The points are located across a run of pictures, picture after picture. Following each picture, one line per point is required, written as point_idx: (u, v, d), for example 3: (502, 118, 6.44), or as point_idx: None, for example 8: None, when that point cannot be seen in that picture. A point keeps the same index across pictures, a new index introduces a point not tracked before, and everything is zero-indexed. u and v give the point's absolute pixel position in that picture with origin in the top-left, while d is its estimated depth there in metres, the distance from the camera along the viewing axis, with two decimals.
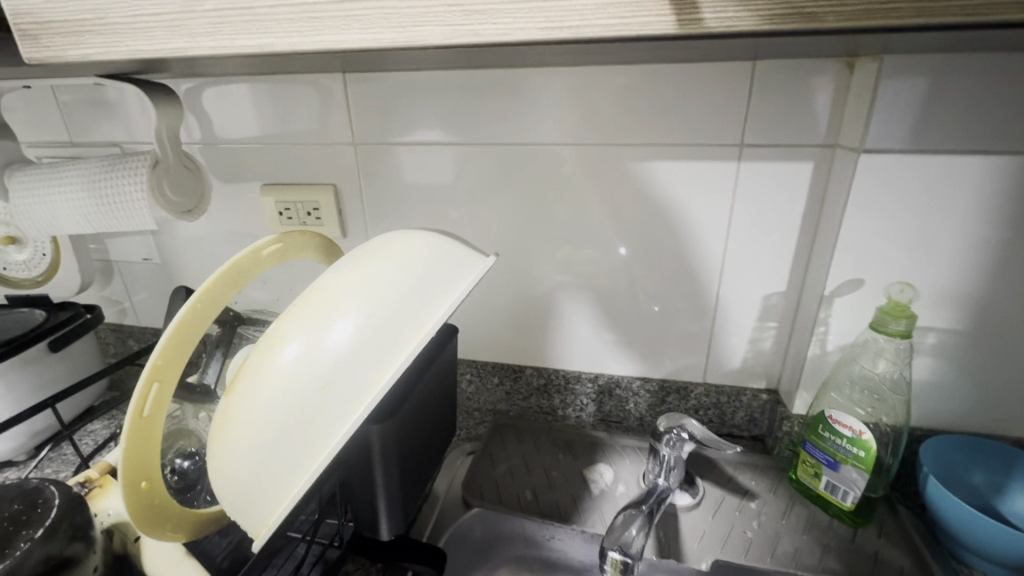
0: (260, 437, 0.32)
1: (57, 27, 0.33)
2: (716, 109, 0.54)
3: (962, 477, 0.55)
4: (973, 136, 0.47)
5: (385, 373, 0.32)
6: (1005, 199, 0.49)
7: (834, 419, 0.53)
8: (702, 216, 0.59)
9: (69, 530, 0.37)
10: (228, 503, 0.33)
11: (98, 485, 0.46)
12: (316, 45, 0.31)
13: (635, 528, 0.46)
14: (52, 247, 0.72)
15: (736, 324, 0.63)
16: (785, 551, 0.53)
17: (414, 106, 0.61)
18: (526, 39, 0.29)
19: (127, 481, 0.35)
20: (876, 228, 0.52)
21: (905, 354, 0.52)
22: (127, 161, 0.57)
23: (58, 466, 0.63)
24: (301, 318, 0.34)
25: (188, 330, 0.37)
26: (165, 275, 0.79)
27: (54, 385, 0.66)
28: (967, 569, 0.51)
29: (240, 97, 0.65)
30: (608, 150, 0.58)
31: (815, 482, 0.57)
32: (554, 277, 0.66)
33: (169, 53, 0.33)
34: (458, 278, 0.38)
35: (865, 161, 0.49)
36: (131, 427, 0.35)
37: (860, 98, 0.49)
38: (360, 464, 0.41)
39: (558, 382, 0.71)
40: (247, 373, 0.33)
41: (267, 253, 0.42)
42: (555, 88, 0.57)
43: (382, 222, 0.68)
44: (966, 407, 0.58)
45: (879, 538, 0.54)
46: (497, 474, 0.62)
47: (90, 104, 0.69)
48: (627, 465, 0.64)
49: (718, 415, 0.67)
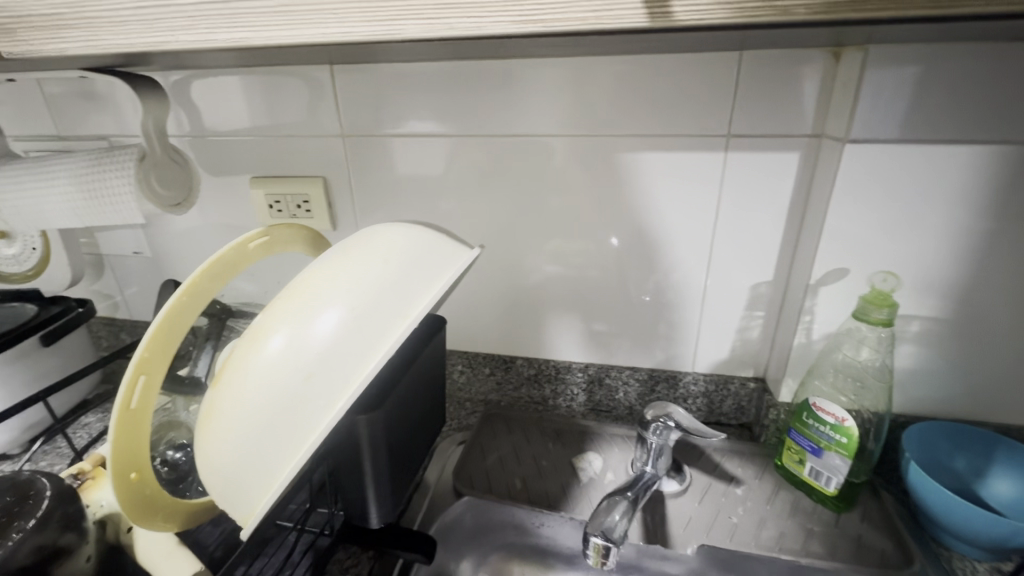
0: (246, 428, 0.32)
1: (35, 20, 0.33)
2: (704, 99, 0.54)
3: (943, 462, 0.56)
4: (958, 126, 0.47)
5: (368, 363, 0.33)
6: (989, 189, 0.49)
7: (817, 406, 0.54)
8: (690, 207, 0.59)
9: (62, 520, 0.38)
10: (216, 493, 0.34)
11: (90, 477, 0.45)
12: (294, 39, 0.31)
13: (618, 513, 0.47)
14: (41, 241, 0.72)
15: (723, 313, 0.64)
16: (770, 535, 0.54)
17: (403, 97, 0.61)
18: (501, 33, 0.29)
19: (117, 473, 0.35)
20: (860, 217, 0.52)
21: (887, 343, 0.53)
22: (114, 155, 0.57)
23: (53, 459, 0.64)
24: (284, 311, 0.34)
25: (174, 323, 0.37)
26: (156, 268, 0.79)
27: (46, 379, 0.66)
28: (948, 552, 0.52)
29: (228, 89, 0.65)
30: (597, 141, 0.58)
31: (800, 468, 0.58)
32: (545, 268, 0.66)
33: (148, 47, 0.33)
34: (442, 269, 0.38)
35: (850, 151, 0.49)
36: (118, 419, 0.35)
37: (845, 89, 0.49)
38: (347, 454, 0.42)
39: (549, 372, 0.71)
40: (232, 366, 0.33)
41: (252, 246, 0.42)
42: (545, 79, 0.57)
43: (372, 214, 0.68)
44: (948, 394, 0.59)
45: (861, 523, 0.55)
46: (487, 463, 0.63)
47: (77, 97, 0.69)
48: (615, 453, 0.65)
49: (707, 404, 0.68)
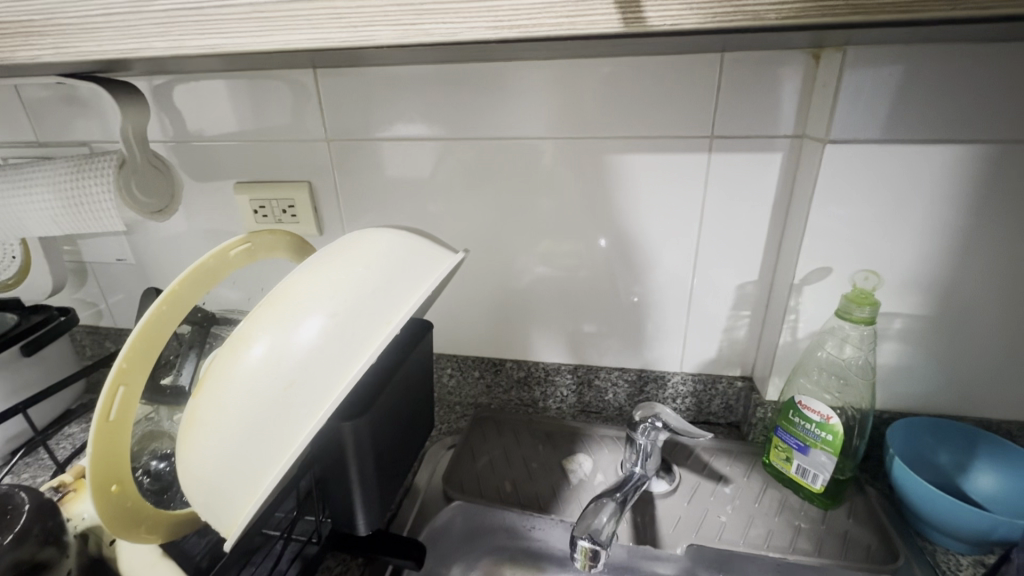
0: (226, 437, 0.32)
1: (5, 28, 0.33)
2: (688, 101, 0.55)
3: (928, 457, 0.57)
4: (936, 125, 0.48)
5: (350, 371, 0.32)
6: (969, 188, 0.50)
7: (803, 404, 0.54)
8: (675, 207, 0.59)
9: (41, 534, 0.38)
10: (198, 504, 0.33)
11: (72, 490, 0.46)
12: (269, 45, 0.31)
13: (606, 515, 0.47)
14: (21, 249, 0.71)
15: (711, 313, 0.64)
16: (758, 533, 0.54)
17: (389, 101, 0.60)
18: (478, 38, 0.29)
19: (96, 485, 0.35)
20: (843, 217, 0.53)
21: (869, 340, 0.53)
22: (94, 162, 0.56)
23: (35, 471, 0.63)
24: (267, 319, 0.34)
25: (152, 333, 0.37)
26: (140, 275, 0.78)
27: (28, 390, 0.65)
28: (931, 546, 0.52)
29: (211, 93, 0.64)
30: (583, 142, 0.59)
31: (787, 466, 0.58)
32: (534, 269, 0.66)
33: (122, 54, 0.33)
34: (424, 275, 0.38)
35: (832, 151, 0.50)
36: (97, 431, 0.35)
37: (825, 90, 0.50)
38: (333, 461, 0.41)
39: (538, 374, 0.72)
40: (213, 376, 0.33)
41: (234, 253, 0.42)
42: (531, 80, 0.57)
43: (358, 218, 0.67)
44: (932, 390, 0.59)
45: (848, 519, 0.55)
46: (478, 467, 0.63)
47: (58, 102, 0.68)
48: (605, 454, 0.65)
49: (696, 404, 0.68)
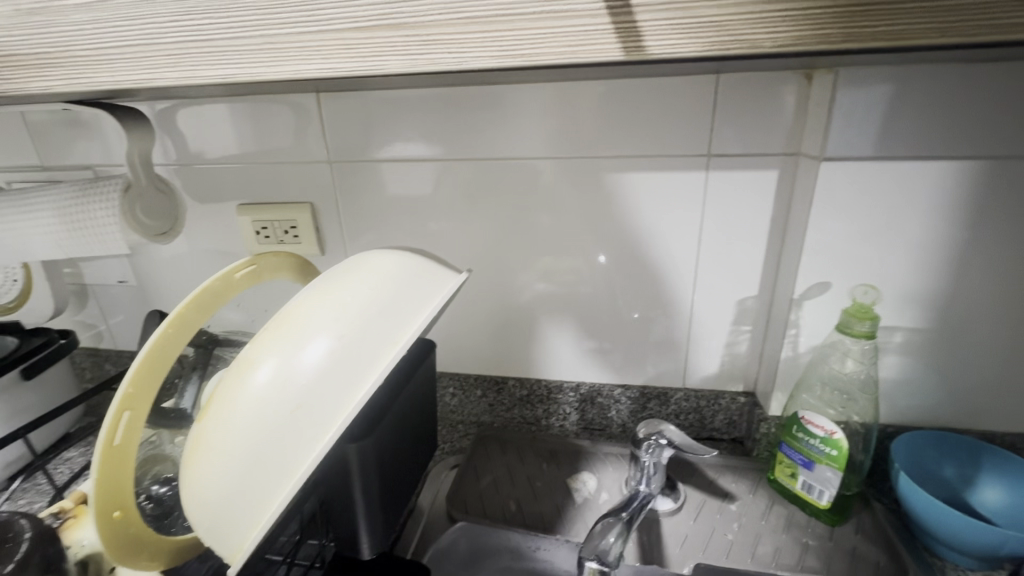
0: (233, 461, 0.32)
1: (19, 60, 0.33)
2: (684, 120, 0.56)
3: (934, 471, 0.57)
4: (927, 143, 0.49)
5: (357, 392, 0.32)
6: (963, 203, 0.51)
7: (807, 420, 0.54)
8: (674, 224, 0.60)
9: (42, 562, 0.37)
10: (202, 529, 0.33)
11: (72, 516, 0.46)
12: (278, 74, 0.32)
13: (613, 535, 0.46)
14: (23, 272, 0.71)
15: (713, 327, 0.64)
16: (766, 551, 0.54)
17: (391, 123, 0.62)
18: (483, 66, 0.30)
19: (99, 511, 0.35)
20: (841, 232, 0.54)
21: (870, 354, 0.54)
22: (99, 187, 0.57)
23: (32, 497, 0.62)
24: (274, 340, 0.34)
25: (160, 357, 0.37)
26: (140, 296, 0.78)
27: (28, 414, 0.65)
28: (941, 561, 0.52)
29: (216, 117, 0.65)
30: (583, 162, 0.59)
31: (792, 482, 0.58)
32: (534, 286, 0.66)
33: (133, 83, 0.33)
34: (429, 296, 0.38)
35: (827, 168, 0.51)
36: (102, 456, 0.35)
37: (819, 109, 0.51)
38: (338, 483, 0.41)
39: (541, 392, 0.71)
40: (220, 400, 0.33)
41: (239, 276, 0.43)
42: (530, 101, 0.58)
43: (360, 237, 0.68)
44: (934, 403, 0.59)
45: (855, 535, 0.55)
46: (481, 486, 0.62)
47: (62, 127, 0.69)
48: (610, 472, 0.65)
49: (699, 419, 0.68)
